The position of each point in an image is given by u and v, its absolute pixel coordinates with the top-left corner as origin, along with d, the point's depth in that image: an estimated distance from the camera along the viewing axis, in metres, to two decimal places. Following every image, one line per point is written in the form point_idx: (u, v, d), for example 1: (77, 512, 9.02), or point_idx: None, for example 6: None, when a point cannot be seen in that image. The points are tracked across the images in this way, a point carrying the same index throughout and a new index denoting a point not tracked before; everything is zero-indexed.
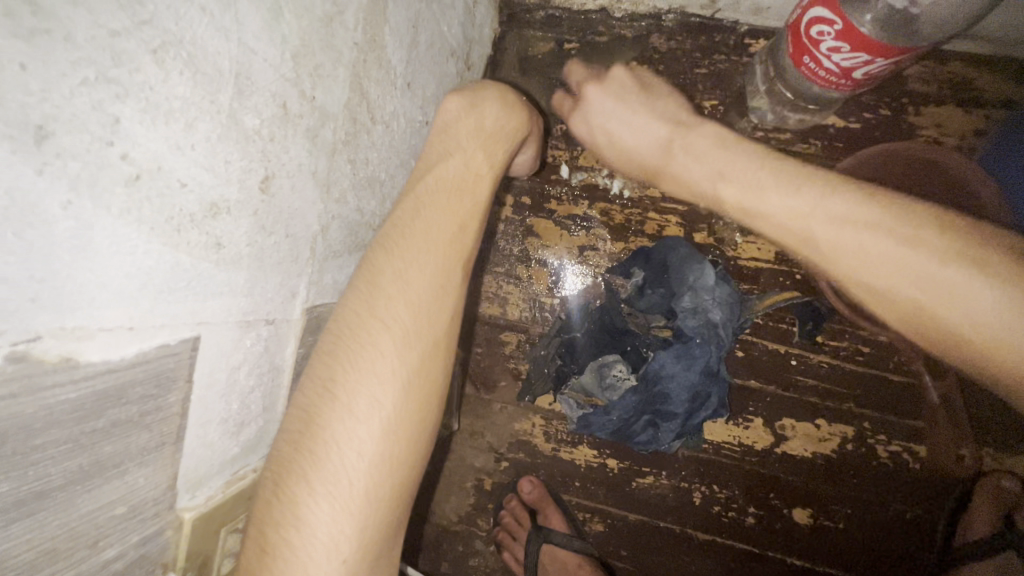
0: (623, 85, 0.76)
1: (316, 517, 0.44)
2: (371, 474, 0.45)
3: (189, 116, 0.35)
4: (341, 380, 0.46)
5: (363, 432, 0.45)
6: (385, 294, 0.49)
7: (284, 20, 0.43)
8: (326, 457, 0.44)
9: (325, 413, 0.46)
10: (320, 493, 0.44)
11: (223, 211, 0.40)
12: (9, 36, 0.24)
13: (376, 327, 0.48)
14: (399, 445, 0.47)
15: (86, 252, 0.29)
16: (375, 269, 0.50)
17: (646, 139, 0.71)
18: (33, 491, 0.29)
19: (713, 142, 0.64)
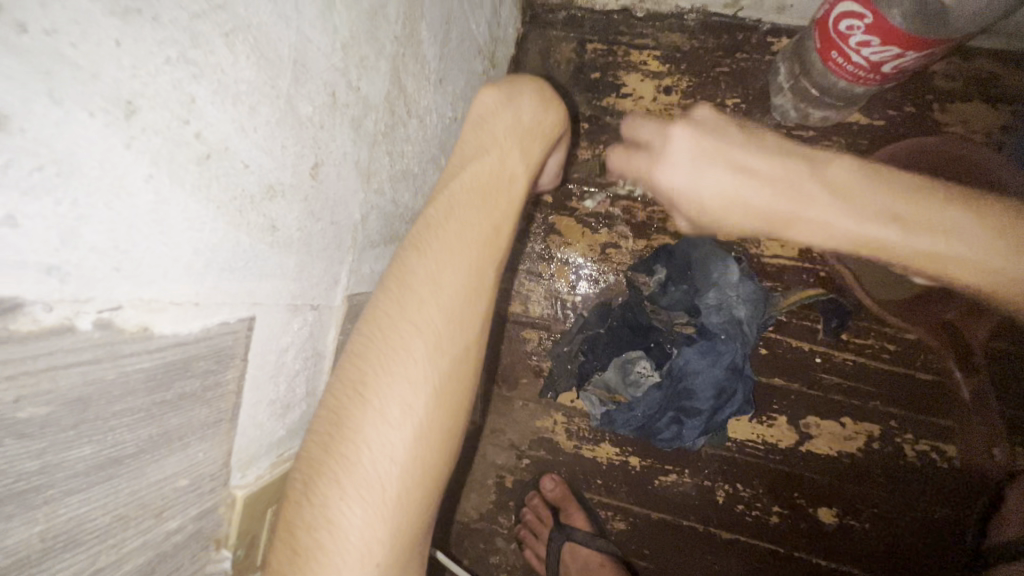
0: (716, 126, 0.61)
1: (348, 520, 0.43)
2: (401, 479, 0.45)
3: (253, 100, 0.36)
4: (372, 384, 0.46)
5: (394, 438, 0.45)
6: (417, 299, 0.48)
7: (335, 11, 0.44)
8: (358, 462, 0.44)
9: (355, 417, 0.45)
10: (352, 498, 0.44)
11: (278, 194, 0.41)
12: (108, 15, 0.25)
13: (408, 331, 0.47)
14: (430, 451, 0.47)
15: (162, 226, 0.30)
16: (406, 270, 0.50)
17: (771, 180, 0.56)
18: (111, 456, 0.30)
19: (847, 176, 0.56)
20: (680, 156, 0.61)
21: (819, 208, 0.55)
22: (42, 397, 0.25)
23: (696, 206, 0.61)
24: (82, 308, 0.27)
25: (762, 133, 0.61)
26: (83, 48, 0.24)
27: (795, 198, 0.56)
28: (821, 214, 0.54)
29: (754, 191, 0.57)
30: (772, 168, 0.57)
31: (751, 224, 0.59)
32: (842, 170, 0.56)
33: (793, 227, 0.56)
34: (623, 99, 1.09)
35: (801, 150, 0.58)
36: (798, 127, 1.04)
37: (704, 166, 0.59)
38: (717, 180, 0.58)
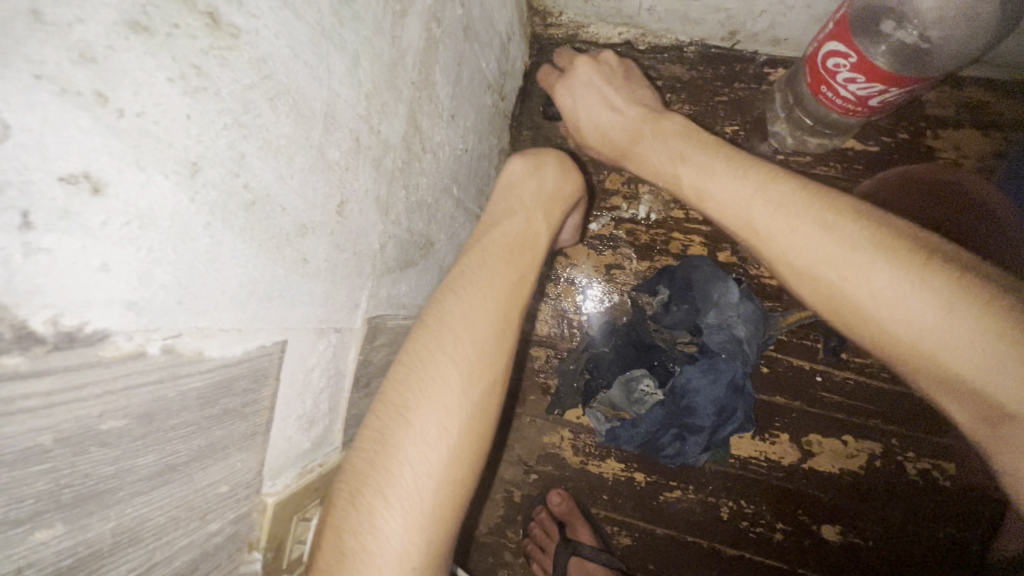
0: (608, 71, 0.84)
1: (390, 528, 0.47)
2: (438, 495, 0.49)
3: (291, 151, 0.41)
4: (413, 407, 0.50)
5: (433, 456, 0.49)
6: (453, 334, 0.54)
7: (361, 67, 0.50)
8: (401, 475, 0.48)
9: (399, 436, 0.49)
10: (396, 507, 0.47)
11: (310, 231, 0.46)
12: (181, 94, 0.30)
13: (445, 361, 0.52)
14: (461, 469, 0.51)
15: (215, 263, 0.36)
16: (445, 310, 0.55)
17: (618, 121, 0.77)
18: (167, 463, 0.35)
19: (678, 128, 0.71)
20: (575, 87, 0.84)
21: (642, 143, 0.74)
22: (119, 411, 0.30)
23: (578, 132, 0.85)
24: (152, 335, 0.32)
25: (638, 83, 0.85)
26: (163, 123, 0.29)
27: (626, 138, 0.76)
28: (645, 150, 0.73)
29: (601, 126, 0.80)
30: (631, 111, 0.77)
31: (603, 149, 0.82)
32: (674, 122, 0.72)
33: (628, 158, 0.77)
34: None
35: (648, 100, 0.80)
36: (794, 153, 1.08)
37: (582, 101, 0.83)
38: (584, 114, 0.82)
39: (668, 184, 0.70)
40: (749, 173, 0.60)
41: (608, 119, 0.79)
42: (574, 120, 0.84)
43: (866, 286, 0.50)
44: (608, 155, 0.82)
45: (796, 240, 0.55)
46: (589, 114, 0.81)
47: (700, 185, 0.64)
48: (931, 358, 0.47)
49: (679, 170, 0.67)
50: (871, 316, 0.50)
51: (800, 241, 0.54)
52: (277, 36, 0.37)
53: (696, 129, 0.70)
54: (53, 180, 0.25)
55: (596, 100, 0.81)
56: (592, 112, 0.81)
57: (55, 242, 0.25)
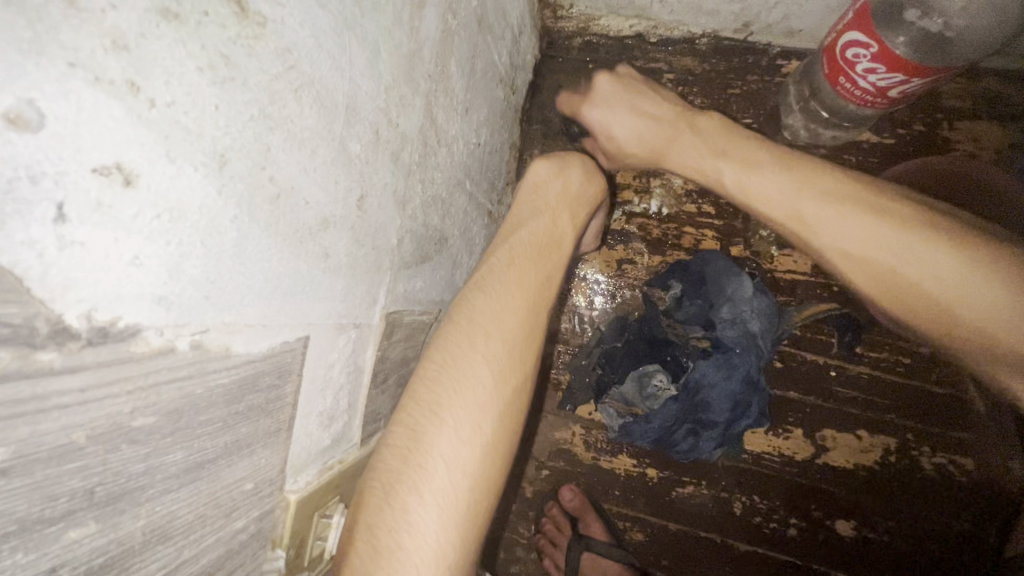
0: (631, 79, 0.84)
1: (426, 526, 0.46)
2: (472, 491, 0.49)
3: (314, 144, 0.41)
4: (446, 404, 0.50)
5: (466, 454, 0.49)
6: (484, 331, 0.53)
7: (380, 59, 0.49)
8: (434, 473, 0.48)
9: (431, 433, 0.49)
10: (431, 504, 0.47)
11: (331, 225, 0.46)
12: (210, 84, 0.30)
13: (476, 358, 0.52)
14: (492, 467, 0.51)
15: (242, 258, 0.35)
16: (475, 306, 0.55)
17: (654, 123, 0.77)
18: (195, 460, 0.34)
19: (715, 126, 0.73)
20: (601, 97, 0.83)
21: (682, 140, 0.75)
22: (150, 408, 0.30)
23: (611, 142, 0.84)
24: (181, 331, 0.31)
25: (660, 87, 0.85)
26: (192, 113, 0.29)
27: (666, 146, 0.76)
28: (686, 149, 0.74)
29: (637, 136, 0.79)
30: (667, 111, 0.78)
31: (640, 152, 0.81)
32: (713, 121, 0.74)
33: (666, 158, 0.77)
34: None
35: (678, 100, 0.81)
36: (808, 146, 1.07)
37: (610, 109, 0.82)
38: (617, 128, 0.81)
39: (708, 181, 0.72)
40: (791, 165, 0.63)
41: (643, 132, 0.78)
42: (606, 132, 0.83)
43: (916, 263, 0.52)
44: (642, 159, 0.82)
45: (845, 223, 0.57)
46: (624, 124, 0.80)
47: (741, 179, 0.67)
48: (989, 335, 0.49)
49: (721, 165, 0.69)
50: (928, 300, 0.51)
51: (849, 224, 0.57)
52: (302, 26, 0.37)
53: (734, 127, 0.72)
54: (87, 172, 0.24)
55: (627, 112, 0.80)
56: (623, 121, 0.80)
57: (88, 235, 0.25)
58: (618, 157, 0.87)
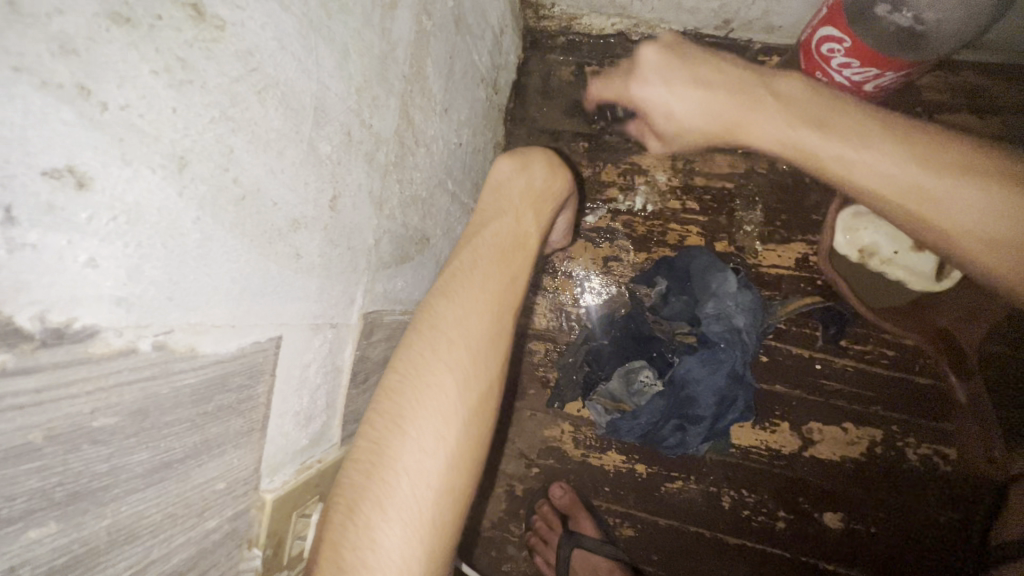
0: (678, 45, 0.71)
1: (390, 541, 0.47)
2: (437, 502, 0.49)
3: (281, 145, 0.41)
4: (409, 416, 0.51)
5: (430, 465, 0.49)
6: (447, 340, 0.54)
7: (350, 60, 0.49)
8: (398, 487, 0.48)
9: (394, 447, 0.50)
10: (395, 518, 0.47)
11: (302, 226, 0.46)
12: (166, 86, 0.30)
13: (439, 368, 0.53)
14: (458, 477, 0.51)
15: (206, 259, 0.35)
16: (437, 315, 0.55)
17: (720, 91, 0.65)
18: (162, 461, 0.35)
19: (801, 92, 0.61)
20: (648, 70, 0.72)
21: (762, 110, 0.61)
22: (111, 408, 0.30)
23: (668, 122, 0.71)
24: (143, 332, 0.31)
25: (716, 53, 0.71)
26: (148, 115, 0.29)
27: (737, 126, 0.64)
28: (769, 121, 0.61)
29: (698, 113, 0.67)
30: (734, 77, 0.65)
31: (704, 127, 0.68)
32: (796, 85, 0.61)
33: (741, 131, 0.64)
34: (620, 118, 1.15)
35: (742, 65, 0.67)
36: None
37: (662, 82, 0.69)
38: (679, 108, 0.68)
39: (787, 154, 0.61)
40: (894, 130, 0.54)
41: (711, 112, 0.65)
42: (660, 109, 0.71)
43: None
44: (706, 136, 0.70)
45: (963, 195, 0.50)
46: (688, 100, 0.67)
47: (846, 152, 0.55)
48: None
49: (809, 135, 0.58)
50: None
51: (970, 195, 0.50)
52: (265, 28, 0.37)
53: (828, 93, 0.60)
54: (37, 175, 0.24)
55: (687, 83, 0.67)
56: (680, 94, 0.68)
57: (40, 238, 0.25)
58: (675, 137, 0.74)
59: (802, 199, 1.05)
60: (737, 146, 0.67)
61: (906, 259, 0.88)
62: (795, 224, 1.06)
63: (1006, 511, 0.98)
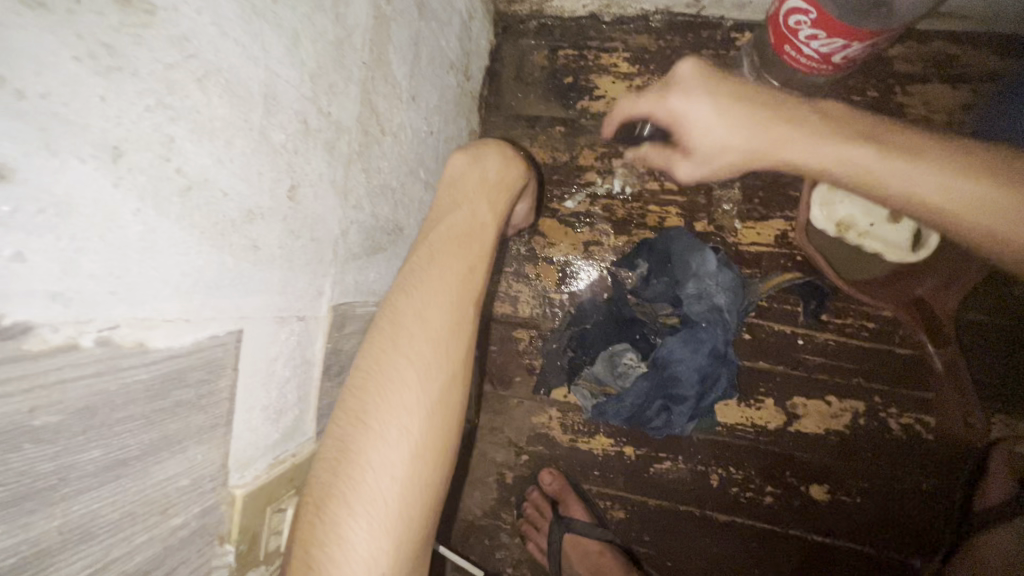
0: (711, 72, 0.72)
1: (357, 536, 0.47)
2: (404, 495, 0.49)
3: (228, 134, 0.40)
4: (372, 411, 0.50)
5: (395, 458, 0.49)
6: (408, 332, 0.54)
7: (301, 45, 0.48)
8: (363, 481, 0.48)
9: (359, 442, 0.49)
10: (360, 514, 0.47)
11: (258, 217, 0.45)
12: (92, 73, 0.29)
13: (401, 361, 0.52)
14: (426, 468, 0.51)
15: (151, 252, 0.35)
16: (397, 308, 0.55)
17: (755, 111, 0.68)
18: (117, 458, 0.34)
19: (829, 112, 0.69)
20: (685, 88, 0.71)
21: (798, 129, 0.67)
22: (54, 406, 0.29)
23: (702, 142, 0.71)
24: (85, 328, 0.31)
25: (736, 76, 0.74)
26: (73, 103, 0.28)
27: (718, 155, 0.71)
28: (800, 140, 0.67)
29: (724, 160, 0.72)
30: (766, 98, 0.69)
31: (744, 148, 0.69)
32: (826, 107, 0.69)
33: (784, 147, 0.67)
34: (595, 100, 1.14)
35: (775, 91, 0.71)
36: None
37: (696, 105, 0.70)
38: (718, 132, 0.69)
39: (830, 165, 0.67)
40: (765, 124, 0.67)
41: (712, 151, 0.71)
42: (695, 127, 0.71)
43: (916, 185, 0.63)
44: (741, 158, 0.71)
45: (869, 165, 0.64)
46: (729, 119, 0.68)
47: (872, 165, 0.64)
48: None
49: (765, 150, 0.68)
50: None
51: (875, 171, 0.64)
52: (201, 12, 0.36)
53: (849, 114, 0.69)
54: None
55: (727, 103, 0.69)
56: (718, 117, 0.69)
57: None
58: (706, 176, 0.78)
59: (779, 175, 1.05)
60: (782, 165, 0.69)
61: (882, 232, 0.90)
62: (773, 201, 1.06)
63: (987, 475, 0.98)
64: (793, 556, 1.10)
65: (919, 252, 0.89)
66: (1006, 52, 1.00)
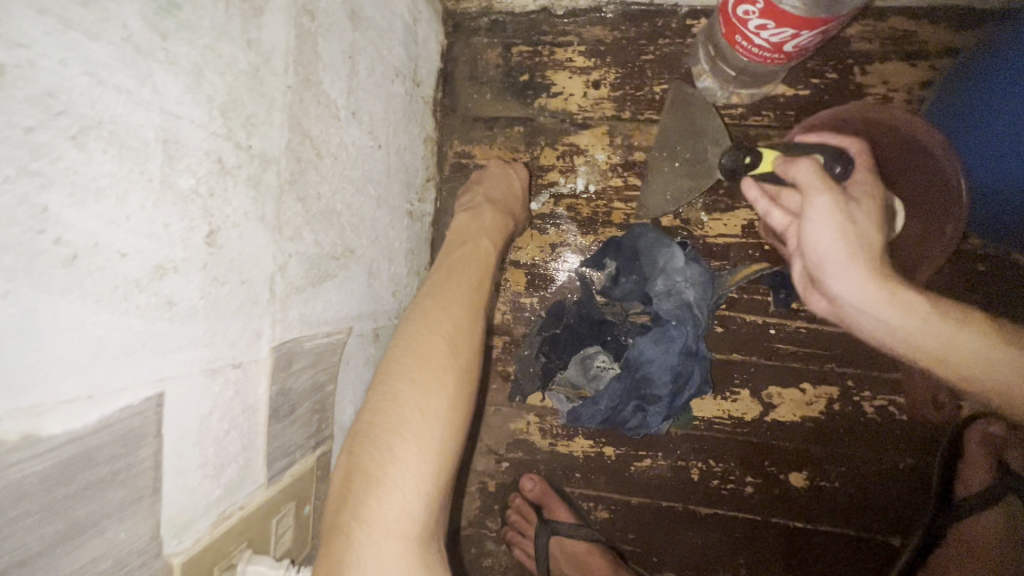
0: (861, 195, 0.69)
1: (407, 455, 0.64)
2: (442, 430, 0.68)
3: (120, 190, 0.37)
4: (415, 369, 0.71)
5: (435, 401, 0.69)
6: (439, 320, 0.78)
7: (206, 79, 0.45)
8: (411, 417, 0.67)
9: (406, 391, 0.69)
10: (410, 441, 0.65)
11: (170, 271, 0.42)
12: None
13: (435, 337, 0.75)
14: (455, 412, 0.71)
15: (34, 334, 0.32)
16: (428, 307, 0.80)
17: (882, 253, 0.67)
18: (14, 558, 0.32)
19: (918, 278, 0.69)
20: (842, 207, 0.66)
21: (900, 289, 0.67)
22: None
23: (829, 264, 0.68)
24: None
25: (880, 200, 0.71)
26: None
27: (865, 252, 0.66)
28: (902, 298, 0.67)
29: (869, 260, 0.66)
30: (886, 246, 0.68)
31: (858, 291, 0.68)
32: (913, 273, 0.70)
33: (891, 302, 0.67)
34: (553, 97, 1.11)
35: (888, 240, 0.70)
36: (725, 106, 1.05)
37: (845, 229, 0.66)
38: (875, 231, 0.67)
39: (917, 328, 0.68)
40: (888, 282, 0.67)
41: (861, 249, 0.66)
42: (833, 240, 0.67)
43: (995, 362, 0.67)
44: (854, 293, 0.69)
45: (955, 337, 0.67)
46: (860, 255, 0.66)
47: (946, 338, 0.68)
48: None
49: (898, 281, 0.67)
50: None
51: (962, 340, 0.67)
52: (66, 63, 0.33)
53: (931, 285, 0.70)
54: None
55: (865, 238, 0.66)
56: (858, 242, 0.66)
57: None
58: (824, 264, 0.69)
59: None
60: (881, 315, 0.69)
61: None
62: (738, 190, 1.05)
63: (967, 462, 1.00)
64: (776, 543, 1.10)
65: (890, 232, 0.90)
66: (961, 25, 0.98)
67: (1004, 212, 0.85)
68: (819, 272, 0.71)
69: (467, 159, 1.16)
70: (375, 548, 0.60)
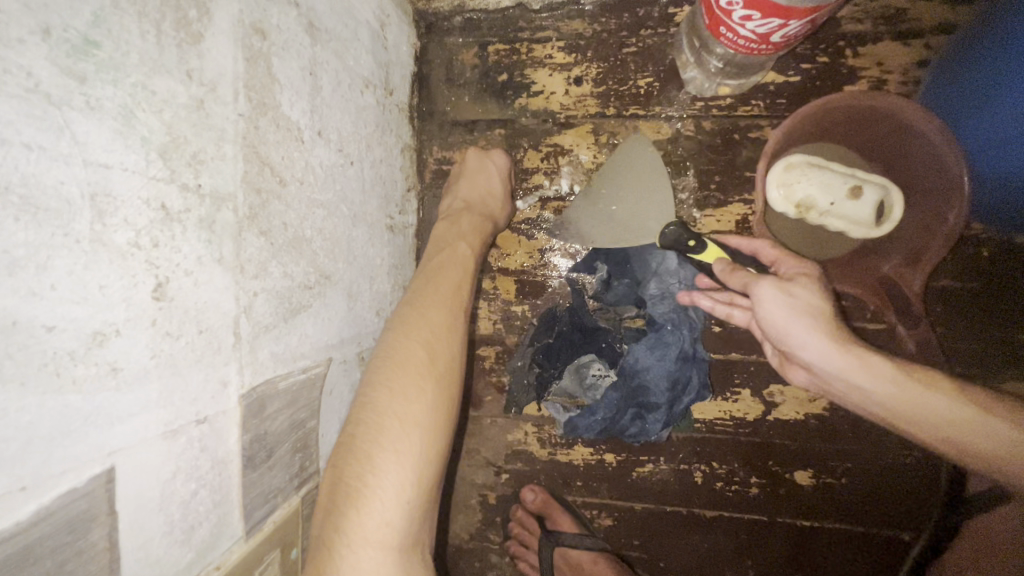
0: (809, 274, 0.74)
1: (387, 465, 0.62)
2: (423, 438, 0.66)
3: (42, 257, 0.34)
4: (394, 375, 0.69)
5: (416, 408, 0.67)
6: (418, 325, 0.75)
7: (138, 119, 0.40)
8: (390, 426, 0.65)
9: (385, 399, 0.67)
10: (390, 451, 0.63)
11: (112, 335, 0.39)
12: None
13: (415, 343, 0.73)
14: (435, 419, 0.69)
15: None
16: (407, 313, 0.77)
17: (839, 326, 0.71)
18: None
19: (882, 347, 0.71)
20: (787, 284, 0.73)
21: (862, 355, 0.69)
22: None
23: (791, 336, 0.73)
24: None
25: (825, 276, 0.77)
26: None
27: (817, 320, 0.71)
28: (865, 364, 0.69)
29: (824, 327, 0.70)
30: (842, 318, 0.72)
31: (820, 359, 0.72)
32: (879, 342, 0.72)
33: (853, 369, 0.70)
34: (534, 96, 1.06)
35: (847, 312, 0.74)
36: (714, 97, 1.00)
37: (795, 302, 0.72)
38: (822, 300, 0.71)
39: (887, 394, 0.70)
40: (849, 350, 0.69)
41: (814, 318, 0.71)
42: (786, 313, 0.72)
43: (973, 427, 0.66)
44: (819, 361, 0.72)
45: (930, 402, 0.68)
46: (815, 326, 0.71)
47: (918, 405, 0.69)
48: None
49: (858, 346, 0.69)
50: None
51: (934, 405, 0.68)
52: None
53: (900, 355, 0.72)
54: None
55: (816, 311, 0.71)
56: (810, 313, 0.71)
57: None
58: (785, 334, 0.74)
59: (732, 158, 1.01)
60: (848, 382, 0.72)
61: (845, 209, 0.88)
62: (729, 185, 1.01)
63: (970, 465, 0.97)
64: (784, 543, 1.09)
65: (882, 226, 0.87)
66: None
67: (998, 195, 0.82)
68: (784, 342, 0.75)
69: (448, 164, 1.12)
70: (355, 559, 0.59)
